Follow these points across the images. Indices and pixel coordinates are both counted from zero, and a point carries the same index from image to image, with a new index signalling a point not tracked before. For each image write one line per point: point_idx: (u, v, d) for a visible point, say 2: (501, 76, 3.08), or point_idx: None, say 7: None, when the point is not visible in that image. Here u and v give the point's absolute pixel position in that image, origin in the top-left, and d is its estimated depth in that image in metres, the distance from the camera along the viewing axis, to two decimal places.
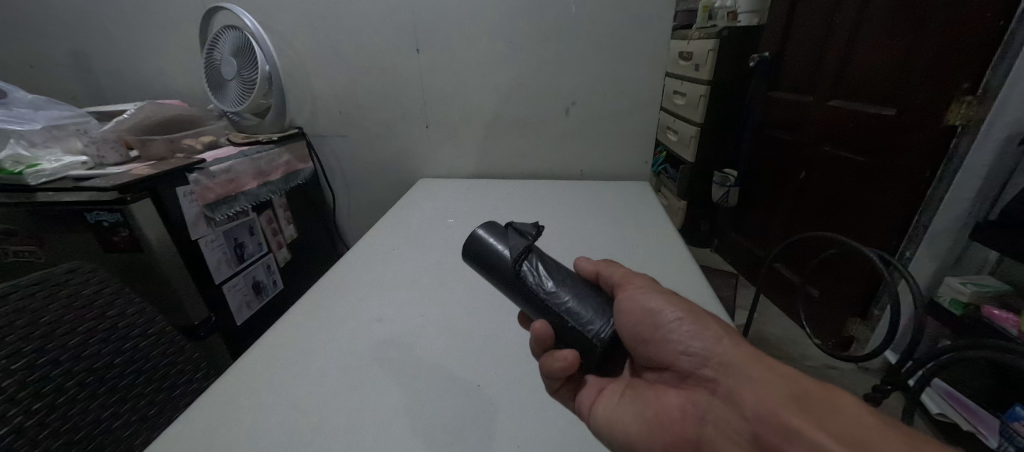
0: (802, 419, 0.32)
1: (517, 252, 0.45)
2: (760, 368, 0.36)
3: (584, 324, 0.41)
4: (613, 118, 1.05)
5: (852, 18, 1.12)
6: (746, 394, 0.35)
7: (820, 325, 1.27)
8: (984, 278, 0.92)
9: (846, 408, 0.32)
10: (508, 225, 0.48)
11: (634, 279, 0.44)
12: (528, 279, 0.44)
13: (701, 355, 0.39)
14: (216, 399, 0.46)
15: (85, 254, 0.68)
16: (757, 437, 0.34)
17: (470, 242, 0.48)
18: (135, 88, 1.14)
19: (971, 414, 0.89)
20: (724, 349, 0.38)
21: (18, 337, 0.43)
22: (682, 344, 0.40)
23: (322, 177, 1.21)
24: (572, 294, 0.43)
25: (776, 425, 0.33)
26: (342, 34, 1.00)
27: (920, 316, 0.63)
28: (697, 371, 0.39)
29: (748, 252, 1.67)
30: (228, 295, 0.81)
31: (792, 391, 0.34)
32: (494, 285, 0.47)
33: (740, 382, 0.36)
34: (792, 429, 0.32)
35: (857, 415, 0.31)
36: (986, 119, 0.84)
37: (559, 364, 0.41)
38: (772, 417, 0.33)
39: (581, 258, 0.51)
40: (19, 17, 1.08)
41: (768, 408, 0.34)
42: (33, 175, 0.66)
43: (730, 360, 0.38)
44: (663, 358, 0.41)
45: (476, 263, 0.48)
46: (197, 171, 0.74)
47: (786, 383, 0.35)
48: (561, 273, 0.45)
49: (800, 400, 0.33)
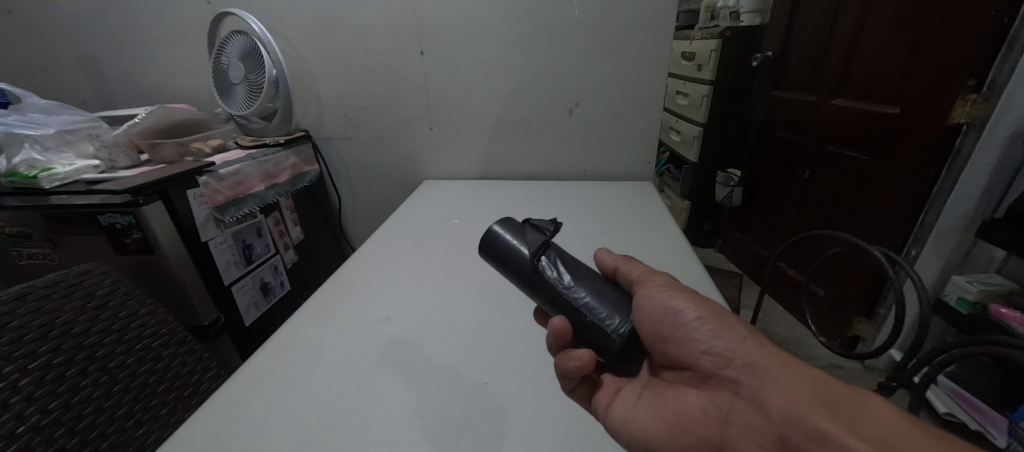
0: (832, 422, 0.32)
1: (535, 248, 0.46)
2: (786, 370, 0.36)
3: (603, 319, 0.41)
4: (616, 118, 1.06)
5: (855, 17, 1.12)
6: (772, 396, 0.35)
7: (825, 325, 1.27)
8: (991, 277, 0.91)
9: (878, 413, 0.32)
10: (526, 222, 0.49)
11: (655, 277, 0.44)
12: (546, 274, 0.45)
13: (725, 356, 0.39)
14: (230, 398, 0.47)
15: (98, 256, 0.70)
16: (783, 439, 0.34)
17: (485, 239, 0.49)
18: (143, 93, 1.15)
19: (980, 413, 0.87)
20: (749, 350, 0.38)
21: (34, 337, 0.44)
22: (703, 343, 0.40)
23: (327, 179, 1.22)
24: (590, 289, 0.43)
25: (804, 428, 0.33)
26: (348, 38, 1.02)
27: (925, 314, 0.64)
28: (719, 372, 0.39)
29: (753, 252, 1.67)
30: (236, 296, 0.82)
31: (820, 393, 0.34)
32: (510, 280, 0.48)
33: (766, 384, 0.36)
34: (822, 433, 0.32)
35: (884, 418, 0.32)
36: (990, 117, 0.84)
37: (575, 363, 0.42)
38: (801, 419, 0.33)
39: (602, 252, 0.50)
40: (30, 23, 1.10)
41: (795, 411, 0.34)
42: (48, 178, 0.67)
43: (755, 361, 0.37)
44: (683, 357, 0.41)
45: (492, 259, 0.49)
46: (206, 174, 0.75)
47: (815, 385, 0.35)
48: (579, 269, 0.45)
49: (827, 403, 0.34)
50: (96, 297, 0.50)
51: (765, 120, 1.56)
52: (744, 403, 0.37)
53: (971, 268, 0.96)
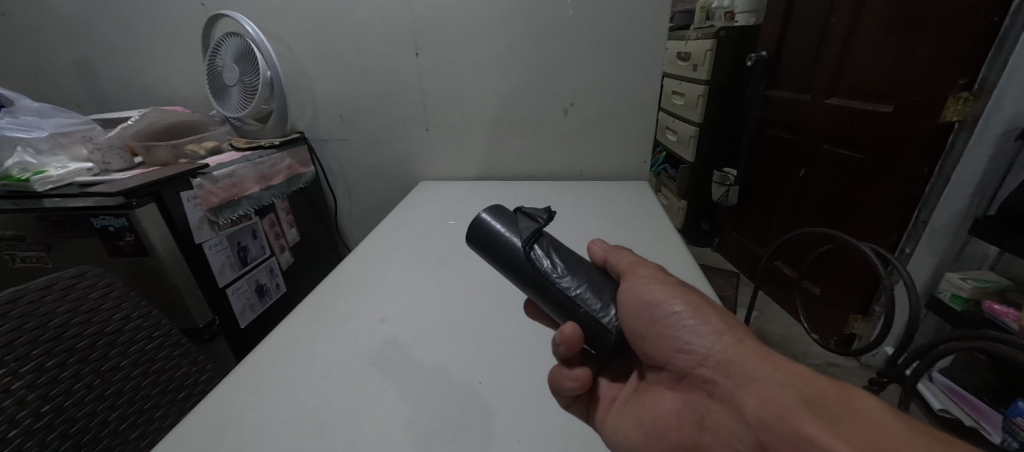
0: (817, 426, 0.30)
1: (527, 236, 0.45)
2: (764, 367, 0.35)
3: (597, 311, 0.42)
4: (612, 118, 1.06)
5: (848, 16, 1.12)
6: (749, 397, 0.34)
7: (820, 323, 1.28)
8: (984, 274, 0.91)
9: (869, 413, 0.30)
10: (517, 210, 0.48)
11: (640, 269, 0.44)
12: (539, 264, 0.44)
13: (700, 353, 0.38)
14: (223, 399, 0.46)
15: (91, 259, 0.69)
16: (761, 443, 0.33)
17: (474, 226, 0.48)
18: (139, 95, 1.15)
19: (975, 410, 0.87)
20: (724, 346, 0.37)
21: (27, 340, 0.44)
22: (678, 340, 0.39)
23: (323, 181, 1.22)
24: (584, 281, 0.44)
25: (783, 431, 0.31)
26: (342, 40, 1.02)
27: (916, 310, 0.64)
28: (695, 370, 0.38)
29: (749, 251, 1.68)
30: (232, 298, 0.82)
31: (804, 393, 0.32)
32: (501, 270, 0.47)
33: (741, 384, 0.35)
34: (803, 436, 0.30)
35: (873, 419, 0.29)
36: (982, 115, 0.85)
37: (570, 384, 0.43)
38: (780, 422, 0.32)
39: (595, 242, 0.51)
40: (24, 26, 1.09)
41: (774, 413, 0.32)
42: (40, 182, 0.67)
43: (730, 359, 0.36)
44: (658, 355, 0.41)
45: (482, 247, 0.48)
46: (200, 176, 0.75)
47: (797, 385, 0.33)
48: (572, 259, 0.45)
49: (810, 403, 0.31)
50: (89, 300, 0.50)
51: (760, 120, 1.56)
52: (718, 405, 0.37)
53: (965, 265, 0.96)
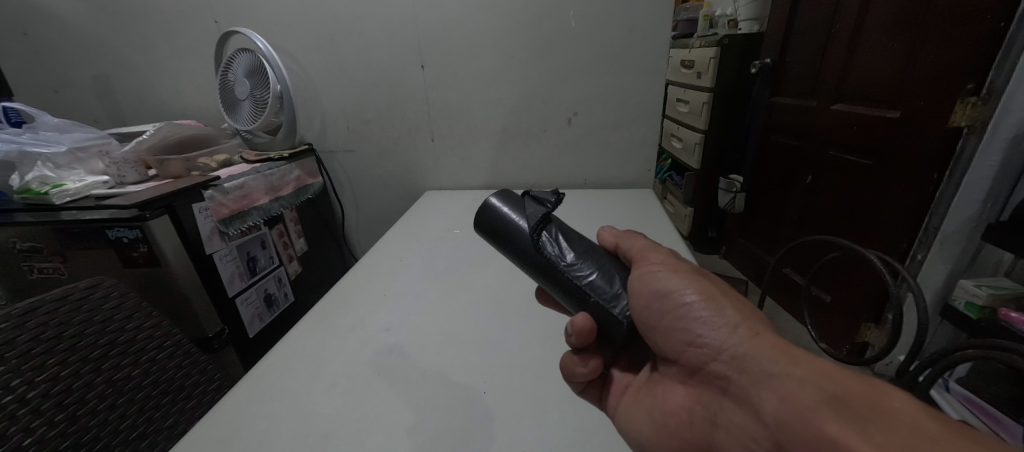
0: (842, 427, 0.28)
1: (535, 222, 0.45)
2: (784, 363, 0.33)
3: (608, 300, 0.42)
4: (614, 126, 1.07)
5: (852, 21, 1.13)
6: (767, 396, 0.33)
7: (831, 331, 1.26)
8: (999, 281, 0.89)
9: (898, 412, 0.28)
10: (525, 194, 0.49)
11: (651, 255, 0.44)
12: (547, 250, 0.44)
13: (713, 348, 0.37)
14: (231, 410, 0.47)
15: (105, 269, 0.71)
16: (779, 445, 0.31)
17: (482, 211, 0.48)
18: (155, 110, 1.18)
19: (993, 420, 0.83)
20: (739, 341, 0.36)
21: (41, 351, 0.45)
22: (690, 334, 0.38)
23: (332, 191, 1.23)
24: (593, 268, 0.44)
25: (803, 434, 0.30)
26: (351, 54, 1.04)
27: (924, 317, 0.62)
28: (707, 366, 0.37)
29: (757, 258, 1.66)
30: (240, 308, 0.83)
31: (826, 391, 0.30)
32: (508, 255, 0.47)
33: (756, 381, 0.34)
34: (830, 440, 0.28)
35: (910, 422, 0.27)
36: (990, 120, 0.83)
37: (581, 369, 0.45)
38: (803, 423, 0.30)
39: (605, 229, 0.51)
40: (46, 46, 1.13)
41: (793, 412, 0.31)
42: (59, 195, 0.70)
43: (745, 354, 0.35)
44: (670, 349, 0.40)
45: (489, 233, 0.48)
46: (211, 188, 0.77)
47: (819, 383, 0.31)
48: (581, 246, 0.45)
49: (838, 401, 0.29)
50: (101, 311, 0.50)
51: (765, 126, 1.56)
52: (732, 403, 0.36)
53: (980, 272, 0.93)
